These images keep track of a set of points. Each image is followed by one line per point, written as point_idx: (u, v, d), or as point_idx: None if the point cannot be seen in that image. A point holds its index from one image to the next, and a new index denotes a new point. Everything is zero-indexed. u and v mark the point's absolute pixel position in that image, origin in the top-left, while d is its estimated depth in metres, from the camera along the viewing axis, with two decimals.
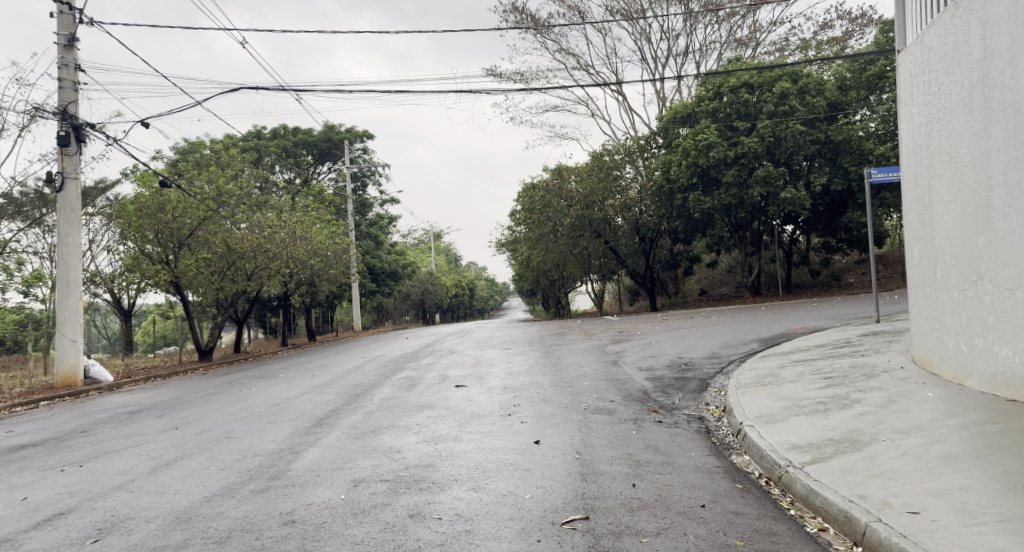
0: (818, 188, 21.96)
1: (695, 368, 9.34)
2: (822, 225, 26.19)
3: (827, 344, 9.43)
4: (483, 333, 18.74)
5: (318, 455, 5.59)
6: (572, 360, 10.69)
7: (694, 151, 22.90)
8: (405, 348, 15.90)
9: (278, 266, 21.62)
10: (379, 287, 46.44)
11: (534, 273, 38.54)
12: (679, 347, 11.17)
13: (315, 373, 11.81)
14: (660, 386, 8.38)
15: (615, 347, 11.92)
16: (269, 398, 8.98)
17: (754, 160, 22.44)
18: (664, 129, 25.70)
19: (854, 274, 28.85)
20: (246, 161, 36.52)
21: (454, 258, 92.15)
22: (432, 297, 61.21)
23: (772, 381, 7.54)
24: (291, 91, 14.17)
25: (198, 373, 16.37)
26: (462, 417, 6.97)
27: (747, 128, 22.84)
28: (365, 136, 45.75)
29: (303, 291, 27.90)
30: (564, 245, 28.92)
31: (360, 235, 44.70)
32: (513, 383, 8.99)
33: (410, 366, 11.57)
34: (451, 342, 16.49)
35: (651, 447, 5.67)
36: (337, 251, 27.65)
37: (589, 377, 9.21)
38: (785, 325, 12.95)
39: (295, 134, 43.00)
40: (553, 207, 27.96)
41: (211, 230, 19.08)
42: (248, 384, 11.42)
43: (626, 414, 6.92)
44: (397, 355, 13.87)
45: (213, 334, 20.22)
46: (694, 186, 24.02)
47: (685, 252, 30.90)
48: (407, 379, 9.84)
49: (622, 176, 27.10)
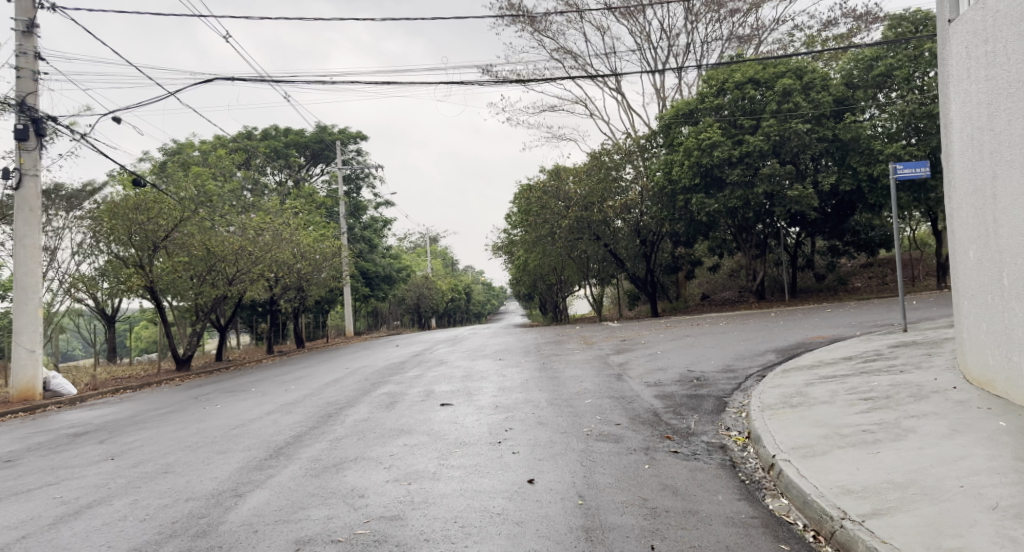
0: (826, 188, 21.00)
1: (709, 383, 8.37)
2: (829, 228, 25.23)
3: (856, 357, 8.45)
4: (478, 341, 17.72)
5: (264, 500, 4.62)
6: (572, 373, 9.71)
7: (697, 151, 21.98)
8: (393, 357, 14.94)
9: (262, 269, 20.59)
10: (373, 291, 45.34)
11: (531, 277, 37.54)
12: (689, 358, 10.22)
13: (290, 387, 10.84)
14: (671, 406, 7.41)
15: (618, 358, 10.94)
16: (230, 418, 8.01)
17: (759, 160, 21.51)
18: (665, 128, 24.66)
19: (861, 279, 27.95)
20: (234, 163, 35.55)
21: (450, 263, 91.14)
22: (428, 301, 60.06)
23: (802, 402, 6.58)
24: (268, 82, 13.25)
25: (171, 384, 15.34)
26: (443, 445, 6.00)
27: (752, 126, 21.94)
28: (359, 137, 44.88)
29: (291, 296, 26.85)
30: (562, 248, 27.96)
31: (353, 238, 43.65)
32: (505, 401, 8.02)
33: (393, 379, 10.60)
34: (442, 350, 15.51)
35: (668, 489, 4.70)
36: (327, 255, 26.66)
37: (591, 393, 8.24)
38: (801, 334, 11.99)
39: (287, 135, 42.09)
40: (550, 208, 27.03)
41: (187, 232, 18.10)
42: (215, 399, 10.43)
43: (635, 442, 5.94)
44: (383, 365, 12.90)
45: (192, 342, 19.17)
46: (696, 187, 23.10)
47: (686, 255, 29.96)
48: (388, 395, 8.87)
49: (621, 177, 26.15)
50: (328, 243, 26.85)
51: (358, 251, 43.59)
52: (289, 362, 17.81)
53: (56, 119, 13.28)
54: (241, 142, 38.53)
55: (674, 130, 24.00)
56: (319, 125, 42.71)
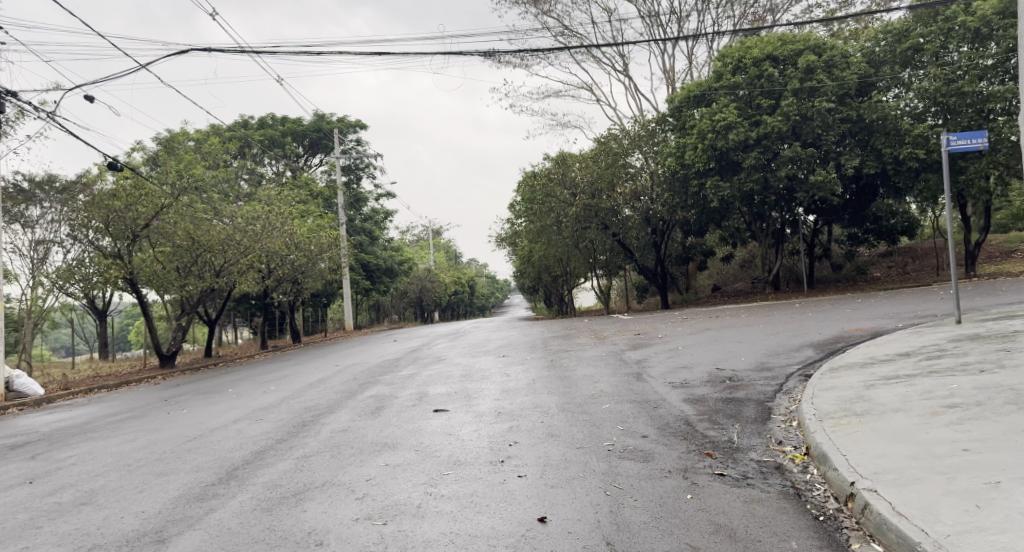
0: (850, 170, 19.78)
1: (746, 384, 7.21)
2: (849, 214, 24.02)
3: (916, 353, 7.28)
4: (480, 336, 16.61)
5: (192, 547, 3.53)
6: (585, 372, 8.59)
7: (711, 134, 20.87)
8: (388, 353, 13.85)
9: (251, 259, 19.48)
10: (374, 284, 44.31)
11: (536, 268, 36.42)
12: (717, 355, 9.11)
13: (272, 388, 9.77)
14: (705, 412, 6.27)
15: (635, 354, 9.82)
16: (191, 427, 6.90)
17: (778, 141, 20.31)
18: (677, 111, 23.74)
19: (882, 268, 26.79)
20: (229, 152, 34.54)
21: (454, 255, 90.09)
22: (431, 294, 58.90)
23: (868, 408, 5.43)
24: (249, 52, 12.13)
25: (150, 383, 14.26)
26: (433, 465, 4.89)
27: (770, 106, 20.73)
28: (359, 126, 43.77)
29: (286, 289, 25.80)
30: (568, 238, 26.81)
31: (353, 230, 42.57)
32: (509, 406, 6.90)
33: (384, 378, 9.50)
34: (441, 346, 14.42)
35: (724, 533, 3.57)
36: (324, 245, 25.55)
37: (609, 396, 7.13)
38: (837, 327, 10.84)
39: (284, 124, 40.96)
40: (556, 196, 25.88)
41: (169, 220, 16.98)
42: (186, 401, 9.34)
43: (669, 461, 4.81)
44: (375, 363, 11.79)
45: (177, 338, 18.11)
46: (710, 171, 21.94)
47: (698, 245, 28.77)
48: (374, 399, 7.75)
49: (630, 163, 24.94)
50: (324, 233, 25.77)
51: (358, 243, 42.56)
52: (278, 359, 16.75)
53: (16, 95, 12.16)
54: (237, 131, 37.50)
55: (686, 112, 22.86)
56: (318, 113, 41.64)
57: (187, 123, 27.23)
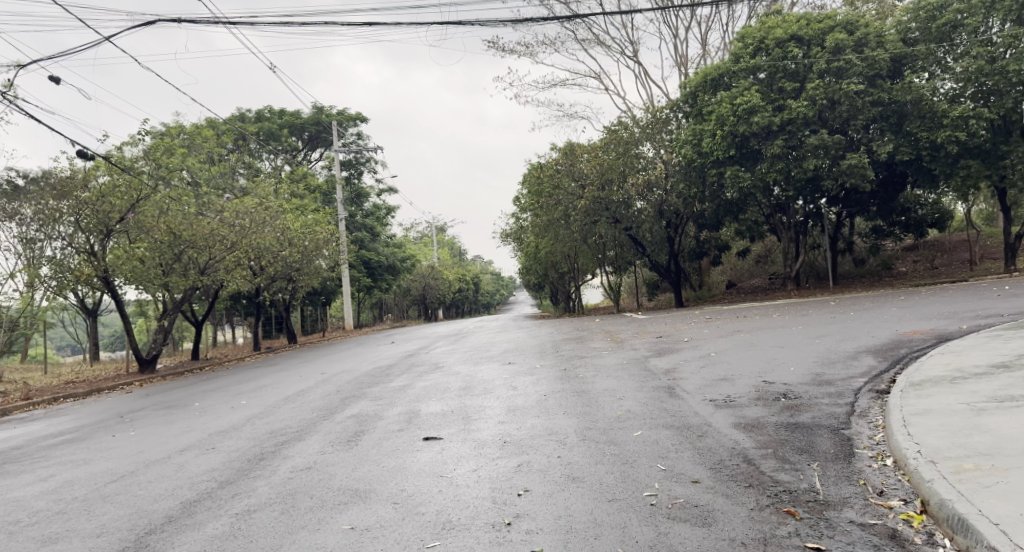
0: (883, 157, 18.37)
1: (809, 405, 5.85)
2: (876, 204, 22.88)
3: (1018, 365, 5.91)
4: (484, 338, 15.29)
5: None
6: (606, 386, 7.25)
7: (731, 119, 19.58)
8: (382, 359, 12.53)
9: (239, 257, 18.31)
10: (376, 282, 43.11)
11: (542, 265, 35.11)
12: (761, 365, 7.78)
13: (243, 402, 8.47)
14: (768, 443, 4.93)
15: (662, 362, 8.47)
16: (124, 458, 5.60)
17: (803, 128, 18.98)
18: (691, 97, 22.42)
19: (907, 263, 25.42)
20: (224, 146, 33.40)
21: (458, 252, 88.96)
22: (435, 292, 57.50)
23: (997, 445, 4.07)
24: (225, 22, 10.89)
25: (121, 391, 13.00)
26: (414, 531, 3.57)
27: (795, 89, 19.41)
28: (359, 118, 42.68)
29: (279, 287, 24.56)
30: (577, 233, 25.45)
31: (354, 226, 41.39)
32: (518, 433, 5.57)
33: (372, 392, 8.18)
34: (441, 350, 13.09)
35: None
36: (319, 242, 24.26)
37: (642, 419, 5.81)
38: (892, 329, 9.51)
39: (283, 117, 39.89)
40: (564, 189, 24.46)
41: (144, 210, 16.01)
42: (142, 419, 8.04)
43: (740, 528, 3.47)
44: (366, 371, 10.49)
45: (158, 340, 16.88)
46: (730, 160, 20.60)
47: (713, 240, 27.35)
48: (355, 421, 6.43)
49: (642, 153, 23.51)
50: (320, 229, 24.55)
51: (359, 240, 41.35)
52: (264, 365, 15.49)
53: None
54: (233, 124, 36.33)
55: (702, 97, 21.54)
56: (317, 106, 40.44)
57: (178, 115, 26.04)
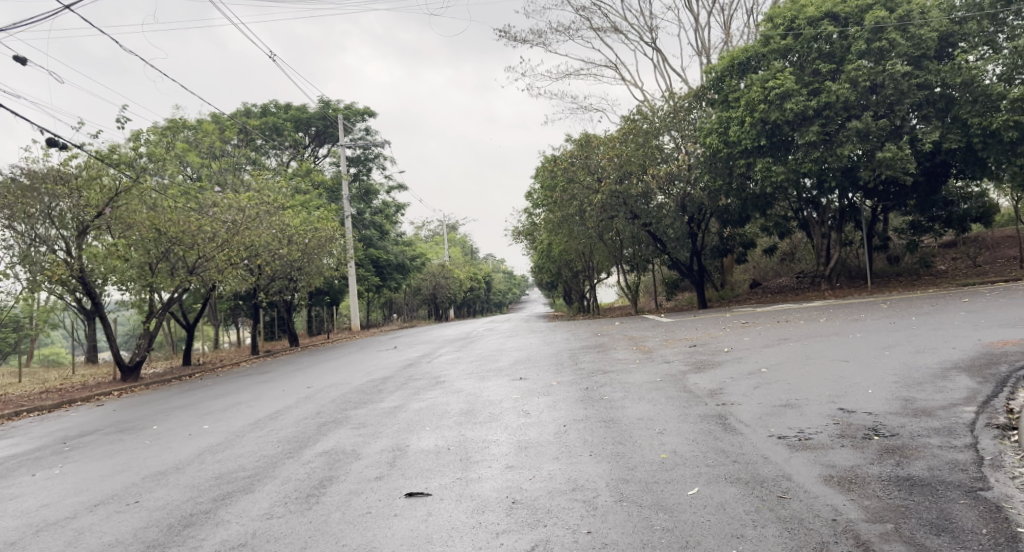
0: (929, 145, 16.80)
1: (918, 449, 4.42)
2: (916, 197, 21.28)
3: None
4: (493, 344, 13.94)
5: None
6: (640, 414, 5.86)
7: (763, 105, 18.17)
8: (378, 369, 11.22)
9: (233, 255, 17.26)
10: (385, 281, 41.92)
11: (556, 263, 33.70)
12: (829, 385, 6.40)
13: (206, 427, 7.17)
14: (886, 514, 3.50)
15: (704, 381, 7.06)
16: (17, 516, 4.31)
17: (842, 113, 17.54)
18: (717, 83, 20.95)
19: (947, 260, 23.76)
20: (230, 141, 32.42)
21: (470, 251, 87.76)
22: (445, 292, 56.25)
23: None
24: None
25: (92, 404, 11.76)
26: None
27: (832, 72, 17.95)
28: (367, 113, 41.51)
29: (280, 287, 23.35)
30: (593, 229, 24.02)
31: (362, 224, 40.27)
32: (530, 487, 4.20)
33: (356, 416, 6.84)
34: (445, 358, 11.73)
35: None
36: (322, 240, 23.08)
37: (695, 467, 4.41)
38: (972, 339, 8.05)
39: (288, 111, 38.81)
40: (578, 182, 23.01)
41: (125, 205, 14.91)
42: (82, 448, 6.73)
43: None
44: (357, 384, 9.18)
45: (143, 346, 15.66)
46: (761, 149, 19.14)
47: (737, 236, 25.74)
48: (325, 463, 5.09)
49: (662, 145, 22.06)
50: (323, 227, 23.37)
51: (367, 238, 40.18)
52: (253, 375, 14.24)
53: None
54: (237, 119, 35.31)
55: (729, 82, 20.09)
56: (324, 100, 39.32)
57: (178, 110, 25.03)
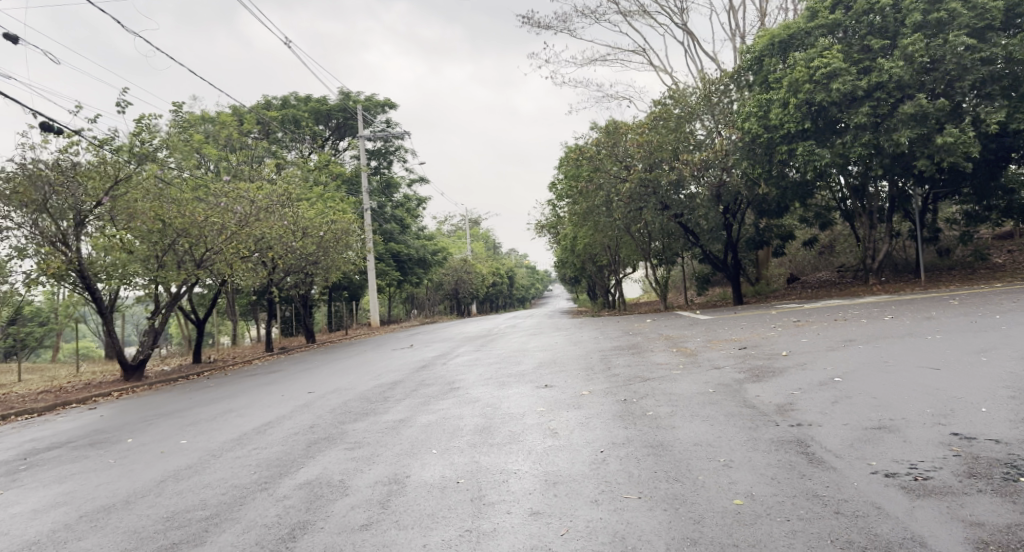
0: (995, 125, 15.29)
1: None
2: (973, 183, 19.70)
3: None
4: (516, 343, 12.86)
5: None
6: (695, 439, 4.73)
7: (808, 84, 16.86)
8: (390, 371, 10.21)
9: (241, 248, 16.45)
10: (406, 276, 41.13)
11: (581, 257, 32.54)
12: (927, 400, 5.21)
13: (181, 442, 6.21)
14: None
15: (767, 393, 5.92)
16: None
17: (897, 91, 16.20)
18: (756, 63, 19.67)
19: (1004, 253, 22.07)
20: (249, 133, 31.85)
21: (493, 246, 86.86)
22: (467, 286, 55.36)
23: None
24: None
25: (84, 407, 10.92)
26: None
27: (885, 47, 16.65)
28: (388, 104, 40.70)
29: (294, 282, 22.55)
30: (621, 220, 22.77)
31: (383, 217, 39.55)
32: (562, 550, 3.13)
33: (354, 433, 5.82)
34: (463, 359, 10.70)
35: None
36: (339, 234, 22.21)
37: (784, 523, 3.28)
38: None
39: (308, 103, 38.15)
40: (605, 171, 21.80)
41: (126, 195, 14.04)
42: (39, 467, 5.81)
43: None
44: (362, 390, 8.19)
45: (146, 344, 14.89)
46: (804, 134, 17.84)
47: (774, 227, 24.27)
48: (303, 501, 4.07)
49: (695, 130, 20.73)
50: (340, 219, 22.53)
51: (387, 232, 39.41)
52: (260, 375, 13.38)
53: None
54: (256, 110, 34.71)
55: (769, 62, 18.77)
56: (343, 91, 38.59)
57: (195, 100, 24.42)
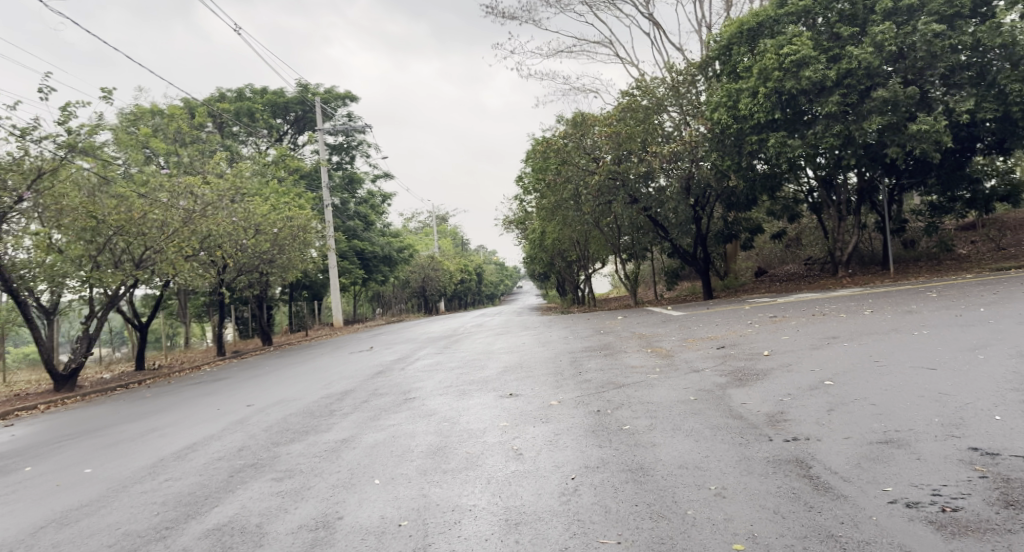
0: (965, 114, 15.13)
1: None
2: (939, 174, 19.65)
3: None
4: (481, 344, 12.12)
5: None
6: (680, 461, 4.08)
7: (778, 72, 16.53)
8: (342, 378, 9.38)
9: (185, 246, 15.44)
10: (371, 274, 40.02)
11: (549, 253, 31.97)
12: (932, 406, 4.67)
13: (85, 472, 5.33)
14: None
15: (755, 401, 5.31)
16: None
17: (866, 79, 16.02)
18: (724, 52, 19.38)
19: (968, 244, 22.19)
20: (202, 126, 30.45)
21: (461, 243, 85.92)
22: (434, 284, 54.40)
23: None
24: None
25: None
26: None
27: (854, 35, 16.53)
28: (349, 97, 39.54)
29: (248, 282, 21.42)
30: (589, 215, 22.20)
31: (345, 214, 38.40)
32: None
33: (287, 458, 5.03)
34: (422, 364, 9.92)
35: None
36: (295, 231, 21.19)
37: None
38: None
39: (265, 96, 36.78)
40: (573, 164, 21.19)
41: (53, 189, 12.85)
42: None
43: None
44: (307, 402, 7.36)
45: (79, 352, 13.74)
46: (774, 124, 17.53)
47: (742, 220, 24.00)
48: None
49: (663, 121, 20.23)
50: (298, 215, 21.54)
51: (350, 229, 38.28)
52: (204, 383, 12.39)
53: None
54: (208, 103, 33.24)
55: (738, 51, 18.48)
56: (302, 84, 37.30)
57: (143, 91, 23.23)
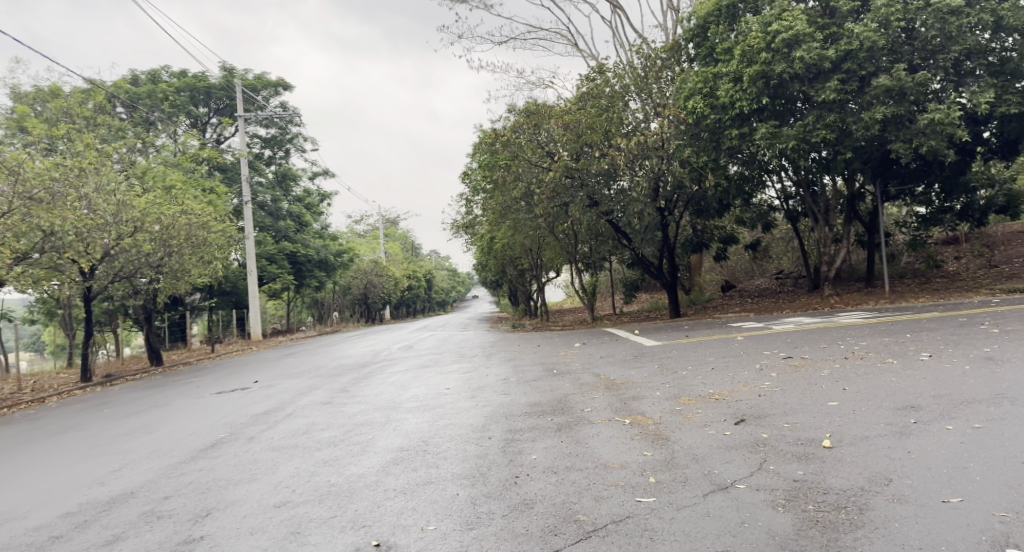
0: (984, 104, 12.79)
1: None
2: (936, 181, 17.41)
3: None
4: (392, 386, 8.84)
5: None
6: None
7: (765, 53, 13.98)
8: (152, 455, 5.99)
9: (6, 244, 11.87)
10: (303, 280, 36.09)
11: (500, 260, 28.87)
12: None
13: None
14: None
15: None
16: None
17: (869, 61, 13.58)
18: (699, 32, 16.96)
19: (955, 259, 20.29)
20: (104, 109, 26.30)
21: (412, 247, 82.23)
22: (377, 291, 50.48)
23: None
24: None
25: None
26: None
27: (853, 12, 14.30)
28: (281, 83, 35.74)
29: (127, 291, 17.62)
30: (543, 219, 19.19)
31: (275, 213, 34.48)
32: None
33: None
34: (287, 427, 6.59)
35: None
36: (190, 230, 17.55)
37: None
38: None
39: (181, 78, 32.65)
40: (525, 159, 18.20)
41: None
42: None
43: None
44: (16, 535, 4.02)
45: None
46: (758, 115, 14.95)
47: (713, 228, 21.47)
48: None
49: (628, 113, 17.33)
50: (192, 210, 17.95)
51: (279, 230, 34.37)
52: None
53: None
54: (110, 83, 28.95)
55: (717, 29, 16.03)
56: (226, 67, 33.28)
57: (16, 61, 19.15)
